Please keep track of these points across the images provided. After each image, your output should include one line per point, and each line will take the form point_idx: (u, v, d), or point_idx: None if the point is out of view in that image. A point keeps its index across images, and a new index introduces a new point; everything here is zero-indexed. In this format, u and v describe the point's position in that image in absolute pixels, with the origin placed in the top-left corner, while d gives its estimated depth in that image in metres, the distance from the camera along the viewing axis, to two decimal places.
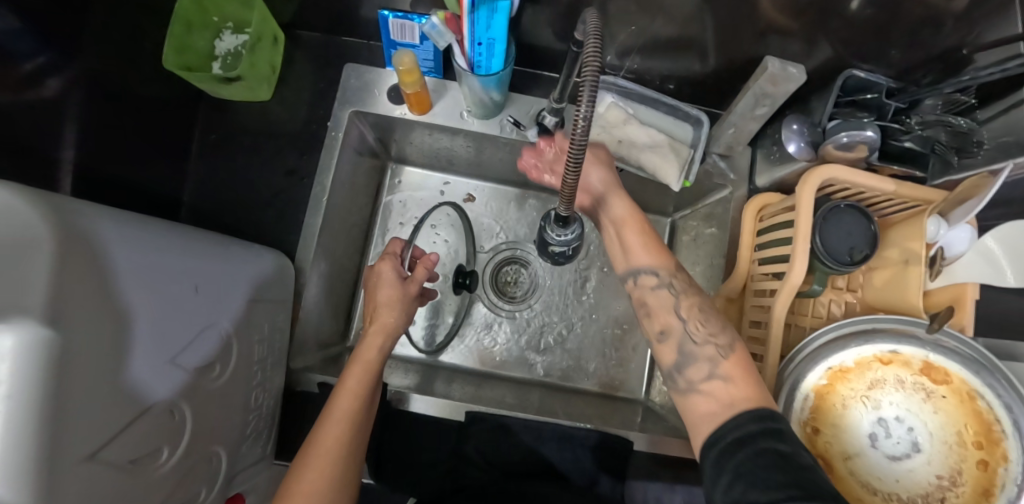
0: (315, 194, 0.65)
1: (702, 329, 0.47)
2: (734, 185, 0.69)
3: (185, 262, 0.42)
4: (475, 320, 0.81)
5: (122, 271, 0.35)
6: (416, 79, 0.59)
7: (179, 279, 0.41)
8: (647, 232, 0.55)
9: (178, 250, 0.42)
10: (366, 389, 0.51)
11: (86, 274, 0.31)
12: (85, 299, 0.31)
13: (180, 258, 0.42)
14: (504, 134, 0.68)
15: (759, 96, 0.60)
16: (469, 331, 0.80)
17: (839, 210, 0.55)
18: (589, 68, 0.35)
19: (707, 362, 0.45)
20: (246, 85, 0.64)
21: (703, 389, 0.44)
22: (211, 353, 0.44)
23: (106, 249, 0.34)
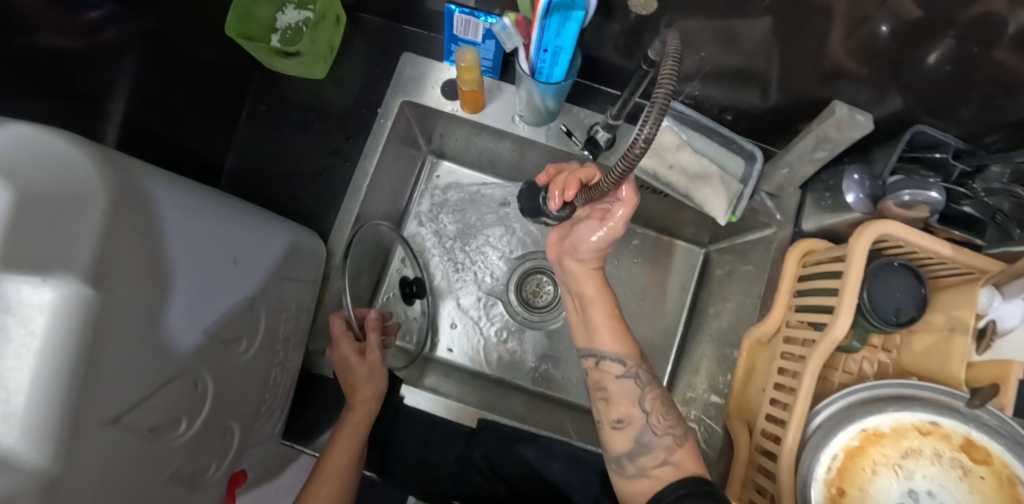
0: (357, 178, 0.64)
1: (662, 422, 0.53)
2: (778, 227, 0.68)
3: (229, 233, 0.42)
4: (464, 323, 0.80)
5: (170, 235, 0.34)
6: (475, 77, 0.59)
7: (221, 250, 0.40)
8: (615, 316, 0.57)
9: (224, 221, 0.41)
10: (363, 430, 0.54)
11: (135, 237, 0.31)
12: (130, 262, 0.30)
13: (224, 229, 0.41)
14: (554, 143, 0.67)
15: (821, 139, 0.58)
16: (460, 330, 0.79)
17: (886, 269, 0.53)
18: (662, 89, 0.33)
19: (662, 450, 0.51)
20: (303, 62, 0.64)
21: (652, 471, 0.50)
22: (241, 328, 0.44)
23: (157, 212, 0.33)
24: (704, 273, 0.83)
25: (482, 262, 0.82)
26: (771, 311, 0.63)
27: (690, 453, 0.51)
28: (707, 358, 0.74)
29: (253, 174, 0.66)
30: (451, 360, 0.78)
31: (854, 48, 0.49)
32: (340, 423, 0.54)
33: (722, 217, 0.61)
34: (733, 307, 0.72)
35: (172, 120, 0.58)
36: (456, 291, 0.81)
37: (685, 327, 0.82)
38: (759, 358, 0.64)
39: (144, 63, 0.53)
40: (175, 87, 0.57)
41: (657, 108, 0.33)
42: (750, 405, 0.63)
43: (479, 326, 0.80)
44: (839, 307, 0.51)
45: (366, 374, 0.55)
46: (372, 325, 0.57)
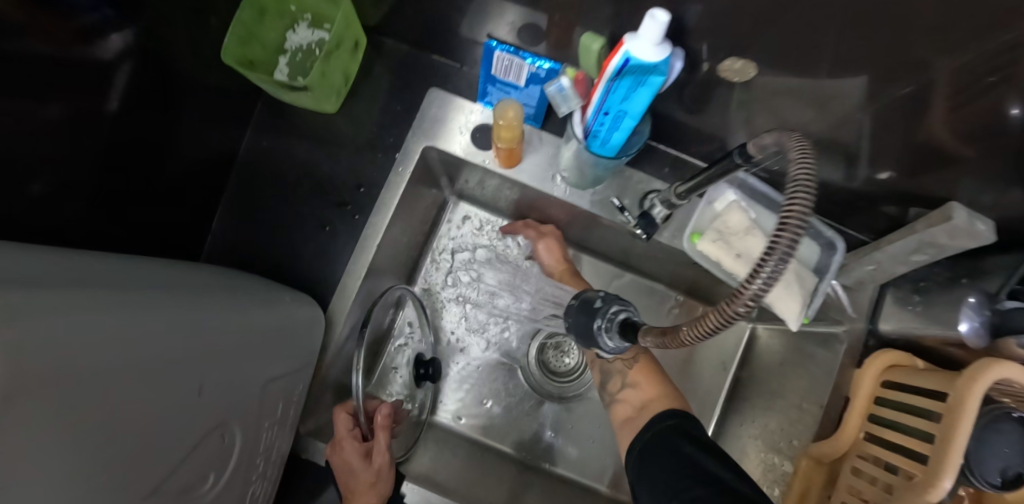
0: (366, 235, 0.55)
1: (612, 349, 0.59)
2: (852, 324, 0.57)
3: (198, 353, 0.33)
4: (471, 388, 0.70)
5: (111, 397, 0.26)
6: (514, 135, 0.48)
7: (183, 381, 0.32)
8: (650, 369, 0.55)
9: (195, 337, 0.33)
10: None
11: (59, 425, 0.22)
12: (43, 468, 0.21)
13: (194, 348, 0.33)
14: (597, 211, 0.57)
15: (924, 243, 0.48)
16: (466, 394, 0.70)
17: (998, 417, 0.45)
18: (783, 236, 0.28)
19: (619, 374, 0.56)
20: (312, 97, 0.55)
21: (620, 397, 0.54)
22: (204, 463, 0.35)
23: (100, 372, 0.25)
24: (748, 352, 0.73)
25: (496, 321, 0.73)
26: (837, 433, 0.54)
27: (642, 368, 0.55)
28: (747, 458, 0.65)
29: (245, 224, 0.58)
30: (454, 428, 0.69)
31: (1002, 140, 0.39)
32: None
33: (796, 321, 0.52)
34: (784, 408, 0.62)
35: (150, 165, 0.49)
36: (467, 352, 0.71)
37: (721, 412, 0.73)
38: (814, 480, 0.55)
39: (127, 100, 0.43)
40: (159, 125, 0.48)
41: (773, 259, 0.28)
42: None
43: (486, 393, 0.70)
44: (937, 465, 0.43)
45: (370, 484, 0.49)
46: (381, 423, 0.51)
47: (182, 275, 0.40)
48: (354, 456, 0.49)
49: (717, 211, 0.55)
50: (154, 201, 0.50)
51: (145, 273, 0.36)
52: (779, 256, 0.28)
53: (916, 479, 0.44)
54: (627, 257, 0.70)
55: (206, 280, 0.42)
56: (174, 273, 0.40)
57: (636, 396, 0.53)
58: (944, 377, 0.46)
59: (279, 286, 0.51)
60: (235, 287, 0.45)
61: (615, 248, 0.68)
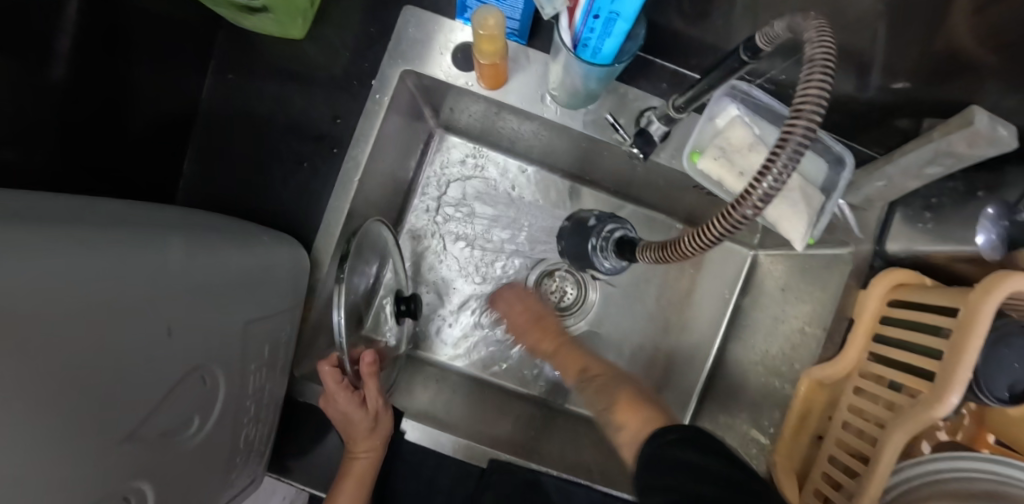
0: (346, 171, 0.52)
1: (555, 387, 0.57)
2: (858, 245, 0.55)
3: (170, 292, 0.31)
4: (468, 326, 0.70)
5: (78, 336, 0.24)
6: (498, 49, 0.44)
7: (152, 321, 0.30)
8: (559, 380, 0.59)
9: (166, 276, 0.31)
10: (366, 488, 0.50)
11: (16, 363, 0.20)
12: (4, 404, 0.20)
13: (164, 286, 0.31)
14: (591, 132, 0.53)
15: (940, 153, 0.45)
16: (460, 334, 0.70)
17: (1010, 333, 0.43)
18: (796, 129, 0.25)
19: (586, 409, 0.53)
20: (276, 21, 0.50)
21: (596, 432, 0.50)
22: (184, 408, 0.34)
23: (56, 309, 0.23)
24: (751, 280, 0.71)
25: (493, 258, 0.71)
26: (841, 352, 0.53)
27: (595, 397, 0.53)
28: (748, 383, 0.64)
29: (218, 164, 0.55)
30: (451, 363, 0.69)
31: (1010, 31, 0.37)
32: (340, 479, 0.49)
33: (801, 241, 0.49)
34: (787, 333, 0.60)
35: (117, 109, 0.46)
36: (465, 288, 0.70)
37: (722, 343, 0.72)
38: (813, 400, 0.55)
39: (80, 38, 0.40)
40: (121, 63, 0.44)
41: (784, 155, 0.25)
42: (799, 452, 0.55)
43: (484, 329, 0.70)
44: (945, 380, 0.42)
45: (370, 426, 0.50)
46: (368, 371, 0.50)
47: (152, 213, 0.38)
48: (349, 405, 0.48)
49: (720, 127, 0.51)
50: (124, 145, 0.48)
51: (107, 210, 0.33)
52: (790, 152, 0.25)
53: (922, 396, 0.44)
54: (624, 186, 0.67)
55: (178, 218, 0.40)
56: (141, 211, 0.37)
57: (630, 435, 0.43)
58: (957, 292, 0.44)
59: (259, 227, 0.49)
60: (210, 226, 0.42)
61: (613, 176, 0.65)
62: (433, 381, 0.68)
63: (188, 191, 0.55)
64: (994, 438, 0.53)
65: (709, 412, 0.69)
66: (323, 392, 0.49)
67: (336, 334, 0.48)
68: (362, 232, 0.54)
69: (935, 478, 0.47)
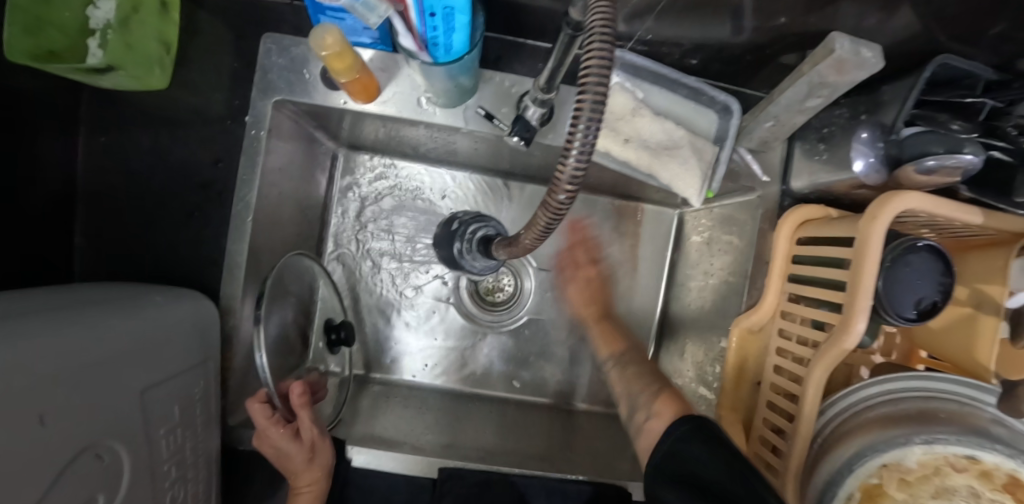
0: (238, 213, 0.51)
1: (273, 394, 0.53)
2: (764, 189, 0.55)
3: (42, 378, 0.31)
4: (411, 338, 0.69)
5: None
6: (350, 64, 0.43)
7: (26, 412, 0.29)
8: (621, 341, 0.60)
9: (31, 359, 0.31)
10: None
11: None
12: None
13: (33, 373, 0.30)
14: (475, 127, 0.53)
15: (814, 84, 0.44)
16: (408, 348, 0.69)
17: (906, 250, 0.43)
18: (588, 95, 0.24)
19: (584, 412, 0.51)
20: (128, 76, 0.48)
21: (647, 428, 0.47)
22: (86, 487, 0.34)
23: None
24: (679, 240, 0.72)
25: (421, 267, 0.70)
26: (763, 297, 0.53)
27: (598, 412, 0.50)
28: (691, 341, 0.65)
29: (109, 230, 0.54)
30: (402, 378, 0.69)
31: None
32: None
33: (698, 197, 0.50)
34: (717, 286, 0.61)
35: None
36: (400, 302, 0.70)
37: (664, 305, 0.73)
38: (748, 349, 0.55)
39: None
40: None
41: (583, 125, 0.24)
42: (742, 401, 0.56)
43: (431, 340, 0.70)
44: (850, 309, 0.42)
45: (307, 459, 0.49)
46: (299, 402, 0.49)
47: (15, 302, 0.37)
48: (282, 438, 0.48)
49: None
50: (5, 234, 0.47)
51: None
52: (586, 122, 0.24)
53: (835, 328, 0.44)
54: (538, 171, 0.66)
55: (54, 299, 0.39)
56: (4, 301, 0.36)
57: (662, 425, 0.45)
58: (853, 221, 0.44)
59: (156, 288, 0.48)
60: (94, 299, 0.41)
61: (527, 165, 0.65)
62: (382, 400, 0.66)
63: (84, 263, 0.54)
64: (925, 352, 0.53)
65: (662, 376, 0.71)
66: (258, 432, 0.48)
67: (262, 373, 0.47)
68: (283, 266, 0.53)
69: (867, 404, 0.45)
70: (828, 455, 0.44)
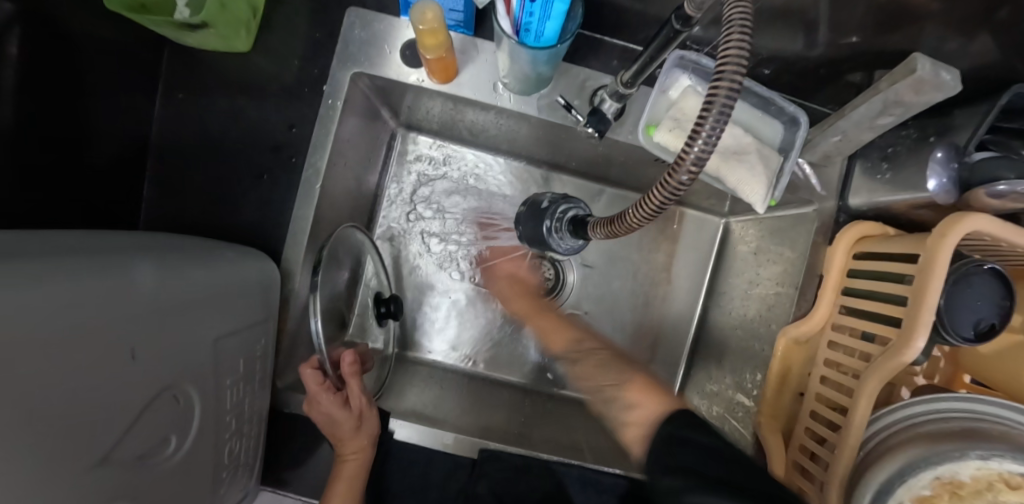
0: (306, 179, 0.52)
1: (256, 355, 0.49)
2: (821, 202, 0.55)
3: (136, 313, 0.31)
4: (451, 320, 0.70)
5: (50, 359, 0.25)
6: (441, 42, 0.44)
7: (118, 341, 0.29)
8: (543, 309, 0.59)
9: (133, 295, 0.31)
10: (359, 487, 0.50)
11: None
12: None
13: (135, 309, 0.31)
14: (546, 116, 0.54)
15: (889, 103, 0.45)
16: (448, 330, 0.70)
17: (968, 272, 0.44)
18: (723, 82, 0.25)
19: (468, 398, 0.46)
20: (218, 35, 0.50)
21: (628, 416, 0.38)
22: (163, 427, 0.35)
23: (33, 336, 0.23)
24: (724, 249, 0.73)
25: (466, 251, 0.71)
26: (813, 308, 0.54)
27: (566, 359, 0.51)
28: (730, 349, 0.66)
29: (180, 185, 0.55)
30: (439, 359, 0.69)
31: None
32: (331, 482, 0.50)
33: (761, 204, 0.51)
34: (763, 296, 0.62)
35: (72, 139, 0.46)
36: (441, 284, 0.70)
37: (703, 311, 0.74)
38: (792, 359, 0.56)
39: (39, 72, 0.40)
40: (62, 101, 0.44)
41: (712, 117, 0.25)
42: (782, 410, 0.56)
43: (470, 323, 0.70)
44: (912, 325, 0.42)
45: (355, 426, 0.50)
46: (350, 371, 0.50)
47: (104, 239, 0.37)
48: (333, 404, 0.48)
49: (673, 99, 0.50)
50: (87, 181, 0.48)
51: (65, 241, 0.33)
52: (716, 114, 0.25)
53: (892, 343, 0.44)
54: (591, 166, 0.67)
55: (139, 241, 0.40)
56: (97, 239, 0.37)
57: (645, 414, 0.37)
58: (918, 239, 0.44)
59: (224, 243, 0.49)
60: (172, 247, 0.42)
61: (582, 159, 0.66)
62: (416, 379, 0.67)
63: (151, 216, 0.55)
64: (970, 377, 0.54)
65: (695, 380, 0.71)
66: (309, 397, 0.49)
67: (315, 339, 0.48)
68: (336, 237, 0.54)
69: (912, 420, 0.45)
70: (876, 466, 0.44)
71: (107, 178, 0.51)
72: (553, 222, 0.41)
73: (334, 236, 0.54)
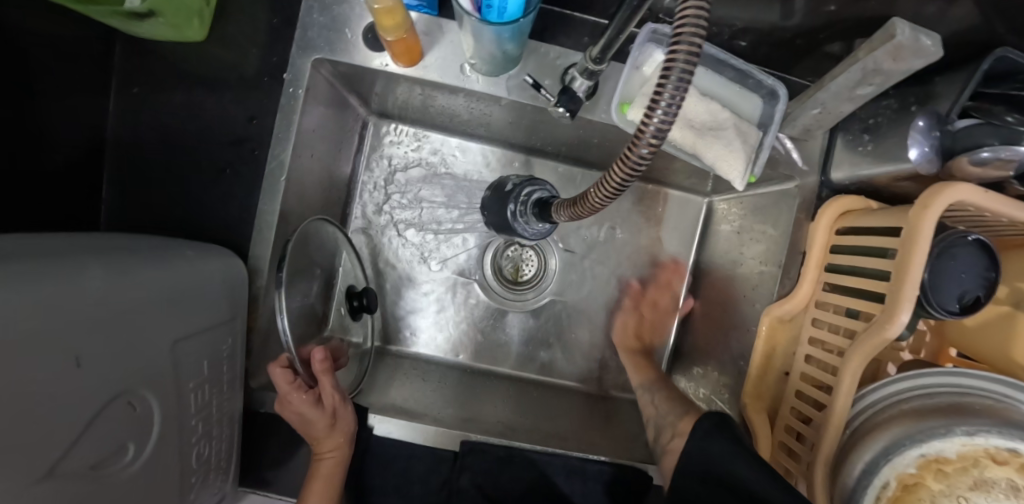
0: (271, 173, 0.50)
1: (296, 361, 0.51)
2: (802, 178, 0.54)
3: (80, 317, 0.30)
4: (433, 311, 0.69)
5: None
6: (400, 22, 0.42)
7: (58, 349, 0.28)
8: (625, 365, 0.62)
9: (75, 298, 0.30)
10: (336, 487, 0.49)
11: None
12: None
13: (76, 314, 0.29)
14: (518, 98, 0.52)
15: (868, 71, 0.43)
16: (430, 322, 0.69)
17: (952, 243, 0.42)
18: (680, 47, 0.23)
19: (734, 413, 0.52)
20: (167, 24, 0.47)
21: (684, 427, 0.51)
22: (118, 435, 0.33)
23: None
24: (707, 229, 0.72)
25: (446, 241, 0.69)
26: (797, 286, 0.53)
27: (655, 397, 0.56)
28: (715, 331, 0.65)
29: (140, 182, 0.53)
30: (420, 352, 0.68)
31: None
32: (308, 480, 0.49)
33: (741, 181, 0.49)
34: (746, 275, 0.61)
35: (21, 139, 0.44)
36: (419, 276, 0.69)
37: (688, 294, 0.73)
38: (777, 338, 0.55)
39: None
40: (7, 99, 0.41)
41: (669, 89, 0.23)
42: (766, 390, 0.55)
43: (453, 314, 0.69)
44: (893, 300, 0.41)
45: (330, 425, 0.49)
46: (321, 368, 0.48)
47: (49, 240, 0.36)
48: (306, 405, 0.47)
49: (647, 76, 0.49)
50: (41, 182, 0.46)
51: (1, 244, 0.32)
52: (675, 80, 0.23)
53: (875, 318, 0.43)
54: (570, 149, 0.66)
55: (87, 242, 0.38)
56: (41, 241, 0.35)
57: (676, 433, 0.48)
58: (901, 211, 0.43)
59: (185, 241, 0.47)
60: (127, 247, 0.40)
61: (561, 143, 0.64)
62: (396, 373, 0.66)
63: (111, 214, 0.53)
64: (956, 351, 0.53)
65: (681, 363, 0.71)
66: (281, 397, 0.47)
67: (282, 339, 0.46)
68: (303, 231, 0.52)
69: (898, 397, 0.44)
70: (859, 444, 0.43)
71: (61, 178, 0.49)
72: (517, 205, 0.40)
73: (302, 232, 0.51)
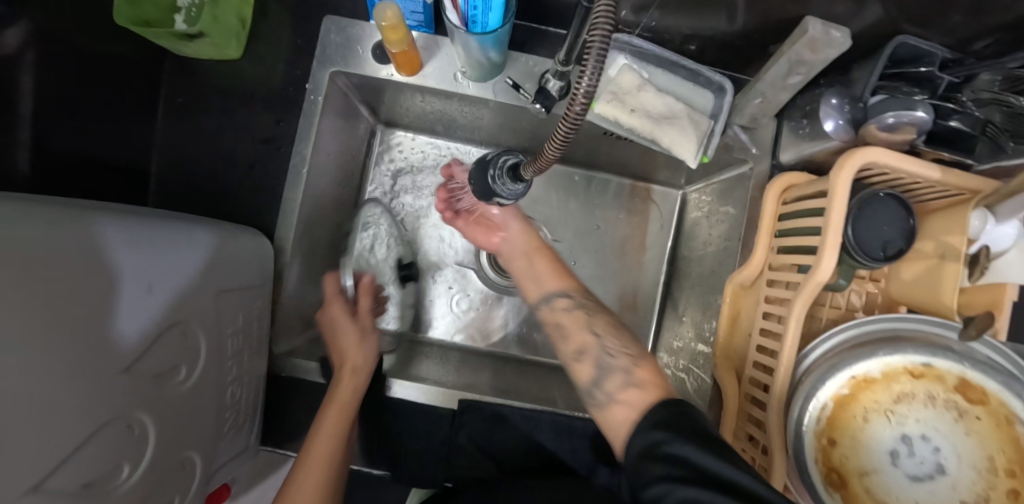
0: (294, 165, 0.59)
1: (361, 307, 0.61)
2: (755, 161, 0.62)
3: (148, 251, 0.37)
4: (434, 296, 0.76)
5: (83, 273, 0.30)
6: (402, 37, 0.51)
7: (135, 274, 0.35)
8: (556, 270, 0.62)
9: (147, 235, 0.37)
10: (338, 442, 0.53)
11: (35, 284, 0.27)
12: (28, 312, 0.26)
13: (146, 248, 0.36)
14: (503, 99, 0.61)
15: (793, 63, 0.51)
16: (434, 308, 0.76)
17: (870, 198, 0.49)
18: (598, 28, 0.29)
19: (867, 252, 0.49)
20: (212, 43, 0.57)
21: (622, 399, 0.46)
22: (176, 355, 0.40)
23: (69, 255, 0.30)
24: (683, 218, 0.79)
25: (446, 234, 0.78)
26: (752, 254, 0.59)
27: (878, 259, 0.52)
28: (691, 306, 0.71)
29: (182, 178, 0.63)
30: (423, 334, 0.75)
31: None
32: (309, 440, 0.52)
33: (692, 160, 0.57)
34: (716, 251, 0.68)
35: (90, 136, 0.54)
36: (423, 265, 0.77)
37: (670, 277, 0.79)
38: (740, 303, 0.61)
39: None
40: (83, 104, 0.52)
41: (592, 59, 0.29)
42: (734, 352, 0.61)
43: (451, 301, 0.76)
44: (822, 247, 0.47)
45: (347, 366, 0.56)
46: None
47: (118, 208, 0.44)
48: None
49: (610, 76, 0.58)
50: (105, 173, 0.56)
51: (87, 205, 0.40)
52: (597, 52, 0.29)
53: (810, 267, 0.49)
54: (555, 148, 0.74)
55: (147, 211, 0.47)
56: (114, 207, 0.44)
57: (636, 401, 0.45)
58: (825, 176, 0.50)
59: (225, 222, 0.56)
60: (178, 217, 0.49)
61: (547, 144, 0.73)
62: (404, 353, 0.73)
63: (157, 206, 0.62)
64: (906, 308, 0.56)
65: (664, 340, 0.77)
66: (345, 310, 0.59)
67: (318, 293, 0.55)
68: None
69: None
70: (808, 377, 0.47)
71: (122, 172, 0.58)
72: (498, 165, 0.48)
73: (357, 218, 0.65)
